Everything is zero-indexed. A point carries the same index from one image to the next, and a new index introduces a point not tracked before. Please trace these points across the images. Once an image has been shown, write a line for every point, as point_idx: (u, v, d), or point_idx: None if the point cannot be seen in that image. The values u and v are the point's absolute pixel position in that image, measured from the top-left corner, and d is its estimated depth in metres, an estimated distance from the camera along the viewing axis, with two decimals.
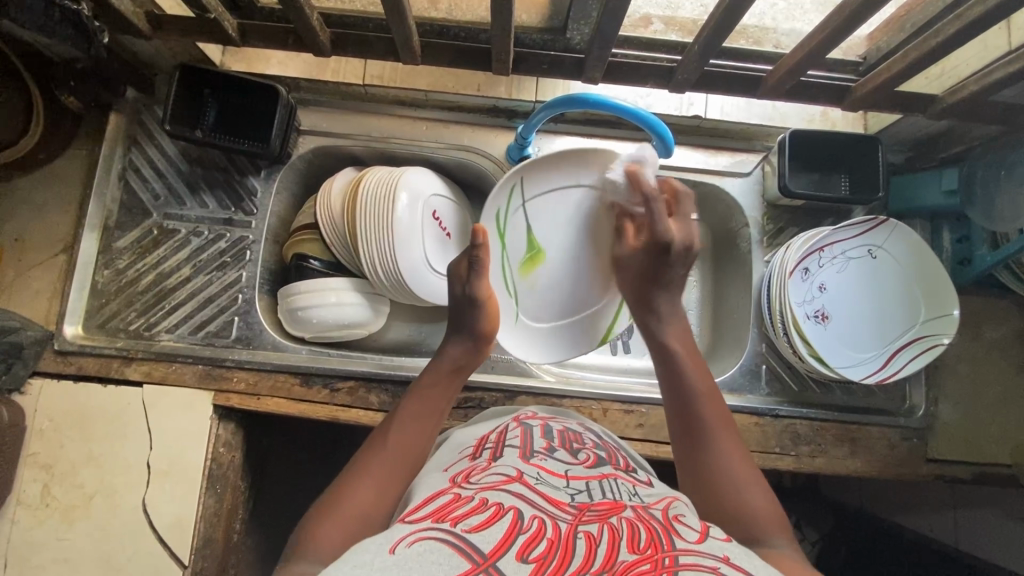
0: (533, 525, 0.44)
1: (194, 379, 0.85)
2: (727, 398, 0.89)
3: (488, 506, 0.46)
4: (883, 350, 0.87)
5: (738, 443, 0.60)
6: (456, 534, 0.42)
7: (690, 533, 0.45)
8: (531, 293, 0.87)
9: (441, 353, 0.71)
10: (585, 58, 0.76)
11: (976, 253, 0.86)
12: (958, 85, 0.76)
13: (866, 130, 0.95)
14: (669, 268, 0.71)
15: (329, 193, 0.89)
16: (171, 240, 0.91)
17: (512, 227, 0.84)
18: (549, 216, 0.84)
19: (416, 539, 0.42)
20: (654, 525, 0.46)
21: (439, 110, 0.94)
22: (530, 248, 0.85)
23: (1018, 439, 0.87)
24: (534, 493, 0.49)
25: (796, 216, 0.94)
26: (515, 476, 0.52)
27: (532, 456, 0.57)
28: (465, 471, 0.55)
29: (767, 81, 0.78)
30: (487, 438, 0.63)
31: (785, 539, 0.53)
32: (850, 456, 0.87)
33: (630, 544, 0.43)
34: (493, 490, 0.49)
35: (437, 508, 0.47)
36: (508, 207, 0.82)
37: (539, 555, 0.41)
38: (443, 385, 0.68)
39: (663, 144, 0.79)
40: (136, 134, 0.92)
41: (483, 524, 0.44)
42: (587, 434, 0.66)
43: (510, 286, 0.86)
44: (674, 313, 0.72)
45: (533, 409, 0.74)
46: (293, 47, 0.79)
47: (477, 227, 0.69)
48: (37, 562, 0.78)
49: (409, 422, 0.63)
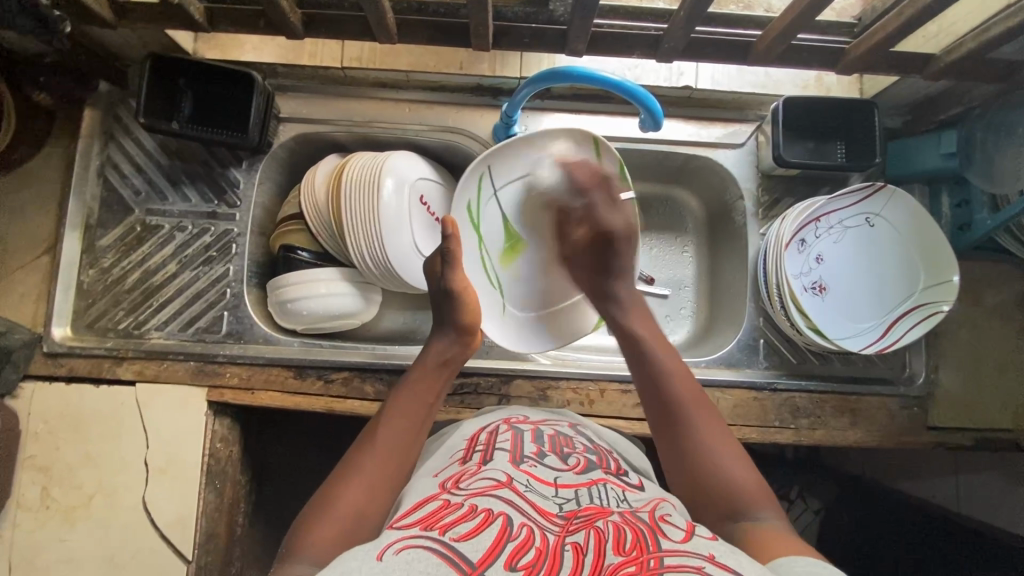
0: (521, 533, 0.44)
1: (186, 376, 0.85)
2: (725, 374, 0.88)
3: (477, 512, 0.46)
4: (881, 320, 0.85)
5: (710, 410, 0.61)
6: (444, 542, 0.42)
7: (675, 532, 0.46)
8: (514, 283, 0.86)
9: (426, 349, 0.68)
10: (567, 30, 0.73)
11: (976, 217, 0.83)
12: (956, 42, 0.73)
13: (861, 94, 0.92)
14: (618, 252, 0.73)
15: (312, 183, 0.88)
16: (155, 236, 0.90)
17: (487, 215, 0.83)
18: (524, 203, 0.84)
19: (405, 546, 0.42)
20: (640, 527, 0.46)
21: (422, 91, 0.91)
22: (508, 237, 0.85)
23: (1019, 404, 0.86)
24: (523, 500, 0.49)
25: (791, 186, 0.92)
26: (504, 481, 0.51)
27: (523, 462, 0.56)
28: (455, 475, 0.55)
29: (757, 46, 0.75)
30: (478, 440, 0.62)
31: (771, 513, 0.53)
32: (850, 427, 0.86)
33: (616, 545, 0.43)
34: (481, 496, 0.49)
35: (425, 515, 0.47)
36: (479, 198, 0.81)
37: (527, 563, 0.41)
38: (429, 380, 0.65)
39: (652, 117, 0.75)
40: (112, 129, 0.89)
41: (472, 531, 0.44)
42: (579, 437, 0.65)
43: (493, 277, 0.84)
44: (632, 298, 0.73)
45: (527, 408, 0.74)
46: (265, 30, 0.76)
47: (448, 219, 0.69)
48: (41, 562, 0.79)
49: (400, 427, 0.60)
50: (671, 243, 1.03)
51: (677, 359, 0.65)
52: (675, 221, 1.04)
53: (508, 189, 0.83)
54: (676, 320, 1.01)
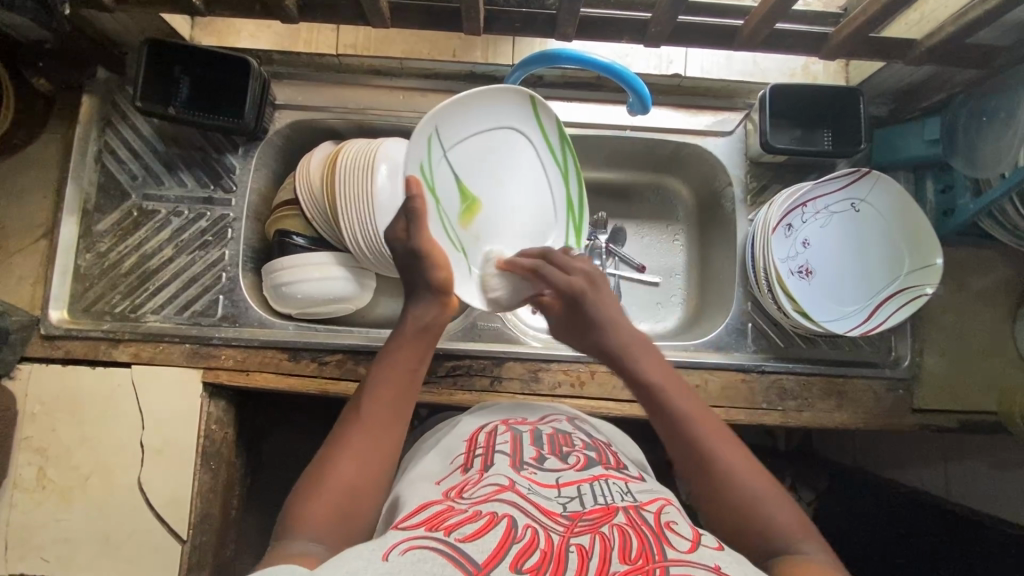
0: (526, 535, 0.45)
1: (182, 357, 0.86)
2: (714, 356, 0.89)
3: (482, 515, 0.47)
4: (868, 304, 0.87)
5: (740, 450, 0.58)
6: (450, 543, 0.43)
7: (681, 542, 0.46)
8: (480, 243, 0.78)
9: (406, 314, 0.66)
10: (557, 15, 0.75)
11: (959, 203, 0.84)
12: (936, 27, 0.74)
13: (848, 82, 0.94)
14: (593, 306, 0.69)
15: (308, 168, 0.89)
16: (151, 221, 0.91)
17: (440, 178, 0.73)
18: (473, 158, 0.76)
19: (410, 546, 0.43)
20: (646, 532, 0.47)
21: (415, 79, 0.93)
22: (463, 197, 0.76)
23: (1002, 387, 0.88)
24: (527, 503, 0.50)
25: (779, 172, 0.94)
26: (508, 486, 0.52)
27: (524, 468, 0.57)
28: (458, 485, 0.55)
29: (742, 31, 0.77)
30: (478, 442, 0.63)
31: (814, 545, 0.52)
32: (836, 409, 0.88)
33: (622, 554, 0.43)
34: (486, 501, 0.49)
35: (429, 516, 0.48)
36: (429, 159, 0.72)
37: (532, 566, 0.42)
38: (412, 348, 0.63)
39: (640, 102, 0.76)
40: (110, 115, 0.90)
41: (477, 532, 0.45)
42: (578, 434, 0.66)
43: (457, 243, 0.75)
44: (635, 342, 0.68)
45: (529, 406, 0.74)
46: (260, 14, 0.78)
47: (410, 179, 0.64)
48: (37, 542, 0.79)
49: (383, 398, 0.60)
50: (661, 232, 1.05)
51: (695, 403, 0.62)
52: (665, 209, 1.05)
53: (459, 148, 0.75)
54: (666, 307, 1.02)
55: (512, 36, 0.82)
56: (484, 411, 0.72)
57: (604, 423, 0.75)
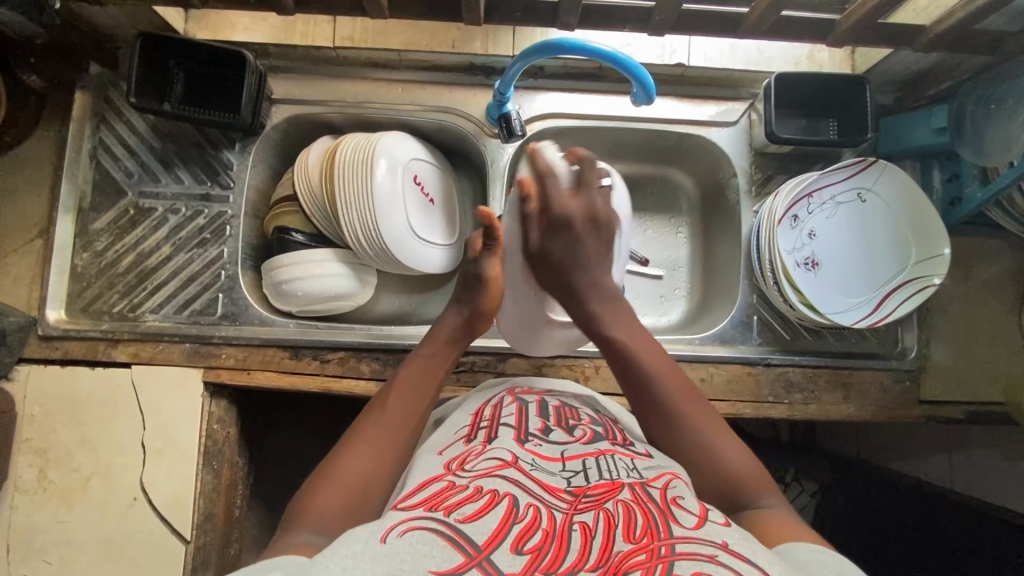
0: (528, 514, 0.44)
1: (182, 358, 0.85)
2: (719, 349, 0.89)
3: (483, 493, 0.46)
4: (874, 295, 0.86)
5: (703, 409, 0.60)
6: (449, 525, 0.42)
7: (687, 518, 0.45)
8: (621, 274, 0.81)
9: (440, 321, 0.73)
10: (560, 4, 0.74)
11: (966, 192, 0.84)
12: (945, 13, 0.73)
13: (853, 69, 0.93)
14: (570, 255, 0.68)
15: (305, 164, 0.88)
16: (148, 219, 0.89)
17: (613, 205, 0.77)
18: None
19: (408, 528, 0.42)
20: (651, 508, 0.45)
21: (414, 71, 0.91)
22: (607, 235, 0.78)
23: (1009, 377, 0.87)
24: (529, 479, 0.49)
25: (784, 163, 0.93)
26: (510, 461, 0.51)
27: (528, 440, 0.56)
28: (460, 456, 0.54)
29: (748, 19, 0.75)
30: (483, 414, 0.63)
31: (774, 499, 0.53)
32: (843, 402, 0.87)
33: (627, 532, 0.42)
34: (487, 477, 0.48)
35: (429, 496, 0.47)
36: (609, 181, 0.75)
37: (534, 546, 0.41)
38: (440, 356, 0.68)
39: (644, 91, 0.74)
40: (104, 112, 0.89)
41: (477, 513, 0.43)
42: (584, 409, 0.65)
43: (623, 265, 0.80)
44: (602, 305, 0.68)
45: (527, 380, 0.74)
46: (255, 6, 0.76)
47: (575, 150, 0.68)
48: (40, 545, 0.79)
49: (407, 396, 0.62)
50: (665, 225, 1.04)
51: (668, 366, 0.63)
52: (668, 202, 1.04)
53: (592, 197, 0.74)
54: (670, 301, 1.01)
55: (512, 25, 0.81)
56: (483, 390, 0.72)
57: (610, 401, 0.74)
